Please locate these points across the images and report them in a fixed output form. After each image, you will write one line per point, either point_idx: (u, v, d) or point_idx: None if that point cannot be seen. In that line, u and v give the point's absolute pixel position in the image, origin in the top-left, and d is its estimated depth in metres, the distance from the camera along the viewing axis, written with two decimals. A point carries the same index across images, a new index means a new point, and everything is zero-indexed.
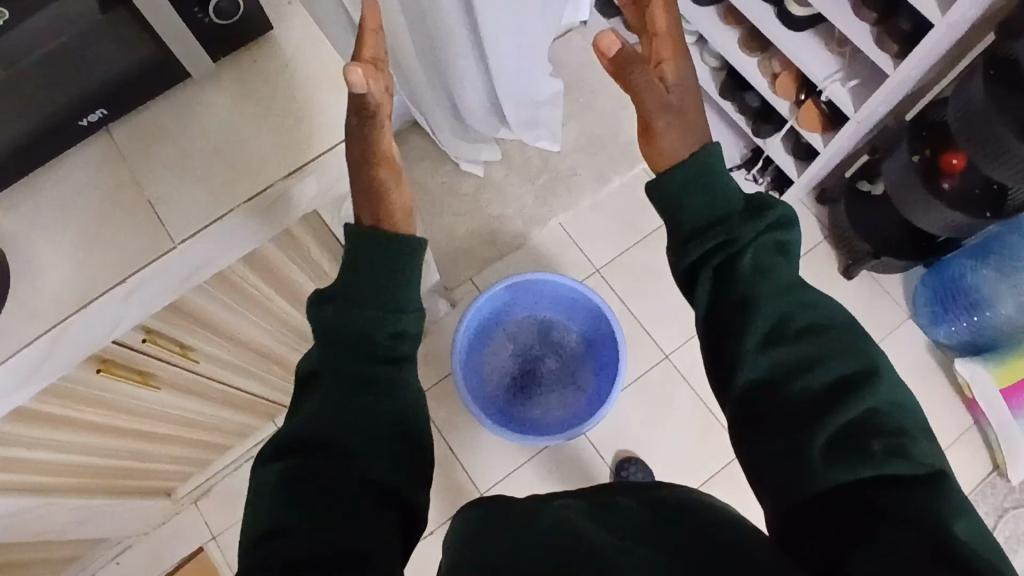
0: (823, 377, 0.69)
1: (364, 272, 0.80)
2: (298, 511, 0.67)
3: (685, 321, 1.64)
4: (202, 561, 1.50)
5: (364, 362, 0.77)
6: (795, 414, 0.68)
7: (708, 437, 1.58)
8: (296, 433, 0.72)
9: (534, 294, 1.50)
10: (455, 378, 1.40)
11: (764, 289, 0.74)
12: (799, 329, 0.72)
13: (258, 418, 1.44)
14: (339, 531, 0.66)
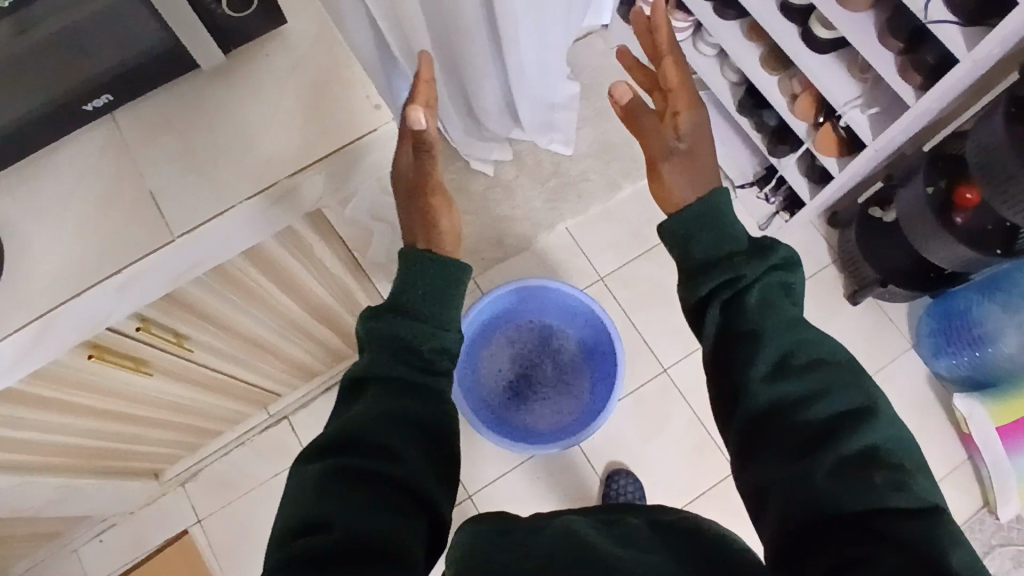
0: (825, 407, 0.67)
1: (413, 289, 0.80)
2: (335, 510, 0.65)
3: (686, 336, 1.62)
4: (185, 543, 1.49)
5: (404, 370, 0.76)
6: (797, 444, 0.66)
7: (701, 455, 1.57)
8: (341, 433, 0.71)
9: (536, 300, 1.49)
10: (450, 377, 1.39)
11: (770, 317, 0.73)
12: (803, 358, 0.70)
13: (250, 405, 1.44)
14: (372, 533, 0.64)
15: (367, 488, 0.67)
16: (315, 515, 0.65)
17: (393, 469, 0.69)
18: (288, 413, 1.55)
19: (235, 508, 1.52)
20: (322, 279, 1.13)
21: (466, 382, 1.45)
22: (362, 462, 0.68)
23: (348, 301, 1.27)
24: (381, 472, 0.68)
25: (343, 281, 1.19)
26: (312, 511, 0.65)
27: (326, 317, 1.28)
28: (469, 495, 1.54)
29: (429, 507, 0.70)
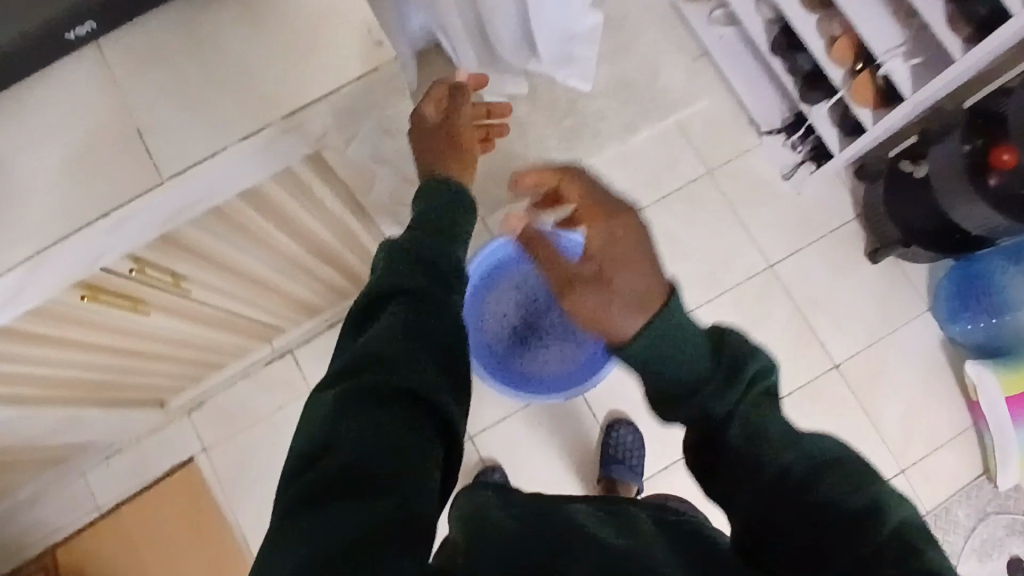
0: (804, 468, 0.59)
1: (426, 217, 0.79)
2: (359, 425, 0.60)
3: (697, 288, 1.58)
4: (191, 471, 1.53)
5: (425, 280, 0.72)
6: (777, 509, 0.58)
7: None
8: (360, 352, 0.66)
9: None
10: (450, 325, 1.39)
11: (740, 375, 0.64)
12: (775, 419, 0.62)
13: (253, 338, 1.43)
14: (379, 470, 0.57)
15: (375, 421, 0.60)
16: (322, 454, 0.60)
17: (405, 399, 0.63)
18: (292, 347, 1.56)
19: (239, 438, 1.54)
20: (321, 221, 1.09)
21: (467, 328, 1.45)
22: (384, 374, 0.64)
23: (349, 241, 1.23)
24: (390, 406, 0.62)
25: (344, 223, 1.15)
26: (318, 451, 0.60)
27: (327, 257, 1.25)
28: (470, 437, 1.55)
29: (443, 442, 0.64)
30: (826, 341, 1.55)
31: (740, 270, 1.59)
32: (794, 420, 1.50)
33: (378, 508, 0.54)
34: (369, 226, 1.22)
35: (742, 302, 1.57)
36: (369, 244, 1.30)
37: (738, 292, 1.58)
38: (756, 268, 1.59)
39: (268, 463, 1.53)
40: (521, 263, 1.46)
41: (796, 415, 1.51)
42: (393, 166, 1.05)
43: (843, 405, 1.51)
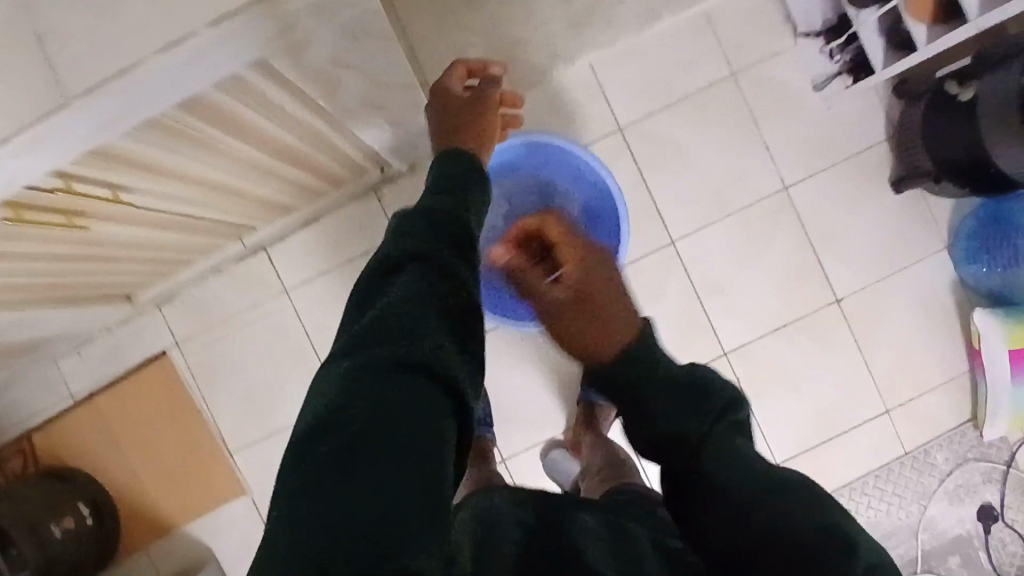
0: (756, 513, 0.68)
1: (459, 164, 0.77)
2: (390, 384, 0.55)
3: (702, 207, 1.46)
4: (161, 365, 1.49)
5: (464, 219, 0.69)
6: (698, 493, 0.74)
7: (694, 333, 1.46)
8: (387, 307, 0.59)
9: (546, 158, 1.34)
10: None
11: (701, 448, 0.75)
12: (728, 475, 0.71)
13: (219, 237, 1.34)
14: (402, 428, 0.53)
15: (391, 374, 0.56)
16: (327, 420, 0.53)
17: (433, 375, 0.57)
18: (265, 244, 1.47)
19: (210, 334, 1.49)
20: (282, 125, 0.96)
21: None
22: (421, 331, 0.58)
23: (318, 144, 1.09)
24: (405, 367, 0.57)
25: (310, 127, 1.01)
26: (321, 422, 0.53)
27: (294, 160, 1.13)
28: None
29: (455, 393, 0.58)
30: (832, 273, 1.46)
31: (750, 190, 1.46)
32: (784, 353, 1.45)
33: (409, 471, 0.50)
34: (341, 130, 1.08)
35: (749, 225, 1.46)
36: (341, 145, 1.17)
37: (745, 214, 1.46)
38: (768, 189, 1.46)
39: (240, 361, 1.49)
40: (517, 181, 1.36)
41: (788, 348, 1.45)
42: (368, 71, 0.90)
43: (839, 341, 1.45)
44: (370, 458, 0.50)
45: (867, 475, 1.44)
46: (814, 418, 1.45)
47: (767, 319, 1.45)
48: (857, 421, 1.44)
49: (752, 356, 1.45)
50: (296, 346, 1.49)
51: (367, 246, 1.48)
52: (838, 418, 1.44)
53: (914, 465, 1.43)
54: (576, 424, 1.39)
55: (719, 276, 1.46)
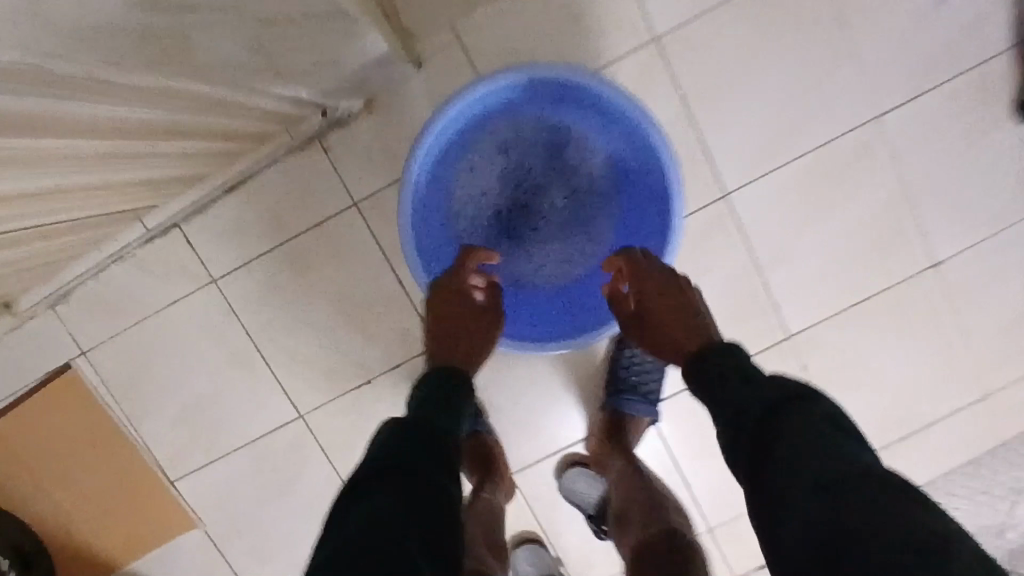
0: (857, 496, 0.55)
1: (425, 442, 0.70)
2: (374, 528, 0.60)
3: (764, 147, 1.09)
4: (69, 381, 1.15)
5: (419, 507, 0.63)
6: (788, 470, 0.59)
7: (748, 312, 1.14)
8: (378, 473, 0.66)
9: (567, 93, 0.93)
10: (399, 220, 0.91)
11: (791, 414, 0.63)
12: (823, 453, 0.59)
13: (105, 226, 0.96)
14: (414, 496, 0.64)
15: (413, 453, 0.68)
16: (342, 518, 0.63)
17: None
18: (178, 222, 1.09)
19: (126, 339, 1.15)
20: (122, 100, 0.58)
21: (422, 212, 0.96)
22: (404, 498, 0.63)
23: (198, 97, 0.71)
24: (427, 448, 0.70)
25: (176, 79, 0.64)
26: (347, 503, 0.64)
27: (176, 130, 0.75)
28: None
29: None
30: (931, 228, 1.12)
31: (829, 121, 1.08)
32: (861, 332, 1.15)
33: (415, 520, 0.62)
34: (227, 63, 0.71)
35: (826, 169, 1.10)
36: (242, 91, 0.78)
37: (822, 155, 1.09)
38: (853, 119, 1.08)
39: (171, 371, 1.16)
40: (524, 123, 0.97)
41: (866, 327, 1.15)
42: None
43: (932, 316, 1.14)
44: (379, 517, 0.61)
45: (950, 471, 1.20)
46: (891, 409, 1.18)
47: (842, 291, 1.14)
48: (946, 411, 1.17)
49: (821, 337, 1.15)
50: (237, 349, 1.13)
51: (318, 215, 1.08)
52: (923, 409, 1.17)
53: (1011, 458, 1.19)
54: (598, 437, 1.10)
55: (784, 239, 1.12)
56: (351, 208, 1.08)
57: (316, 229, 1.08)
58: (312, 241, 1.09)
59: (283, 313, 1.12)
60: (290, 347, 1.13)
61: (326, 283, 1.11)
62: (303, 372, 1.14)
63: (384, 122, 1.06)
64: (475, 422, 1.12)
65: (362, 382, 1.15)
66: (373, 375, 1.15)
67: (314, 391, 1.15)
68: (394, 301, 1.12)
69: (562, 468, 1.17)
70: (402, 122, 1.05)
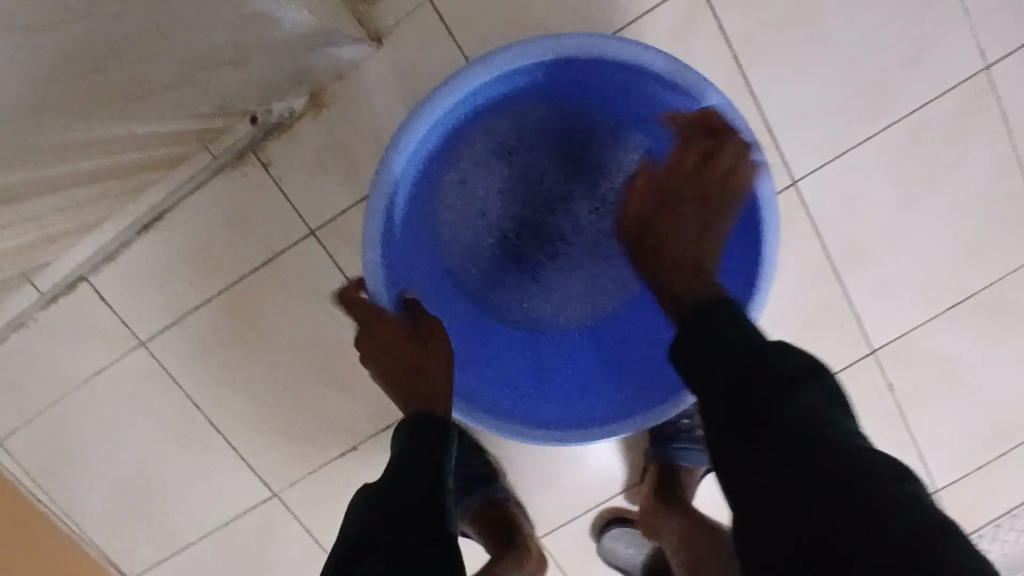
0: (827, 488, 0.42)
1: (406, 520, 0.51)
2: None
3: (841, 114, 0.84)
4: None
5: None
6: (757, 461, 0.46)
7: (823, 323, 0.91)
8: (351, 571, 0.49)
9: (594, 83, 0.71)
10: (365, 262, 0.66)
11: (800, 389, 0.46)
12: (786, 435, 0.45)
13: None
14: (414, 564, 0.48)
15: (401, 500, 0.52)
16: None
17: None
18: (85, 270, 0.83)
19: (41, 422, 0.90)
20: None
21: (403, 246, 0.73)
22: None
23: (33, 143, 0.47)
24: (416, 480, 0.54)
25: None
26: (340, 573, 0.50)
27: (18, 189, 0.52)
28: None
29: None
30: None
31: (924, 74, 0.83)
32: (963, 339, 0.91)
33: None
34: (72, 99, 0.47)
35: (921, 138, 0.84)
36: (117, 121, 0.54)
37: (914, 119, 0.84)
38: (955, 69, 0.83)
39: (104, 455, 0.91)
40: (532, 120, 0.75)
41: (972, 331, 0.91)
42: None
43: None
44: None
45: None
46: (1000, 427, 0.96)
47: (940, 290, 0.90)
48: None
49: (913, 347, 0.92)
50: (185, 421, 0.90)
51: (266, 248, 0.82)
52: None
53: None
54: (647, 492, 0.89)
55: (865, 230, 0.88)
56: (308, 237, 0.82)
57: (264, 266, 0.83)
58: (262, 283, 0.84)
59: (236, 373, 0.88)
60: (250, 414, 0.89)
61: (287, 333, 0.86)
62: (270, 443, 0.91)
63: (340, 122, 0.79)
64: (490, 488, 0.90)
65: (345, 449, 0.91)
66: (360, 440, 0.91)
67: (287, 464, 0.92)
68: None
69: (599, 528, 0.97)
70: (363, 119, 0.78)
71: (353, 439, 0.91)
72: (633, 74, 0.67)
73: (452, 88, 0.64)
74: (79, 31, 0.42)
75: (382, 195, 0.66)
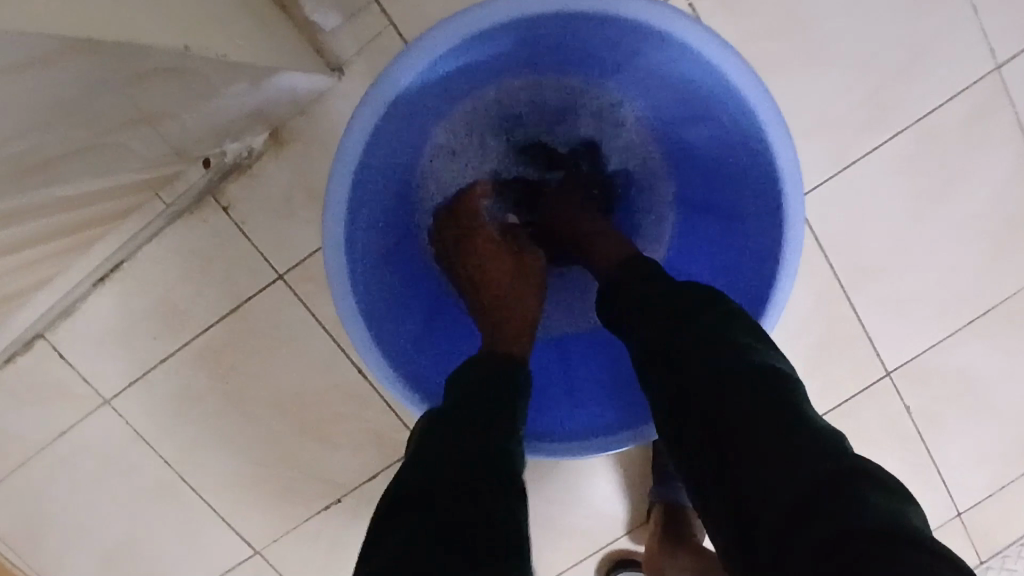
0: (753, 437, 0.40)
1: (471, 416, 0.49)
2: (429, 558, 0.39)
3: (842, 124, 0.78)
4: None
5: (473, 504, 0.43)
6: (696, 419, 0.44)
7: (837, 345, 0.85)
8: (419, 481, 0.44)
9: (563, 44, 0.67)
10: (325, 224, 0.60)
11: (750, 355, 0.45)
12: (711, 383, 0.44)
13: None
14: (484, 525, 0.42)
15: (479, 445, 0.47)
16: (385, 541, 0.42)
17: None
18: (43, 326, 0.77)
19: (4, 487, 0.85)
20: None
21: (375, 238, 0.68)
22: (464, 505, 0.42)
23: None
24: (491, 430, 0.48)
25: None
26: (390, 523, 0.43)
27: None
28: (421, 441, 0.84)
29: None
30: None
31: (929, 79, 0.78)
32: (983, 357, 0.86)
33: (485, 542, 0.41)
34: (19, 184, 0.40)
35: (930, 148, 0.79)
36: (51, 200, 0.48)
37: (921, 127, 0.79)
38: (960, 72, 0.78)
39: (73, 519, 0.86)
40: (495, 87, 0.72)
41: (995, 348, 0.85)
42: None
43: None
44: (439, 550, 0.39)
45: None
46: None
47: (956, 308, 0.84)
48: None
49: (933, 368, 0.86)
50: (159, 481, 0.84)
51: (232, 297, 0.77)
52: None
53: None
54: (651, 535, 0.83)
55: (874, 246, 0.82)
56: (276, 282, 0.76)
57: (231, 315, 0.78)
58: (230, 332, 0.78)
59: (210, 428, 0.82)
60: (227, 470, 0.84)
61: (261, 384, 0.81)
62: (250, 498, 0.85)
63: (306, 160, 0.73)
64: None
65: (329, 502, 0.86)
66: (346, 491, 0.85)
67: (269, 520, 0.86)
68: (353, 397, 0.81)
69: (604, 573, 0.91)
70: (328, 155, 0.73)
71: (340, 490, 0.85)
72: (613, 31, 0.62)
73: (413, 62, 0.58)
74: (18, 131, 0.35)
75: (350, 160, 0.59)
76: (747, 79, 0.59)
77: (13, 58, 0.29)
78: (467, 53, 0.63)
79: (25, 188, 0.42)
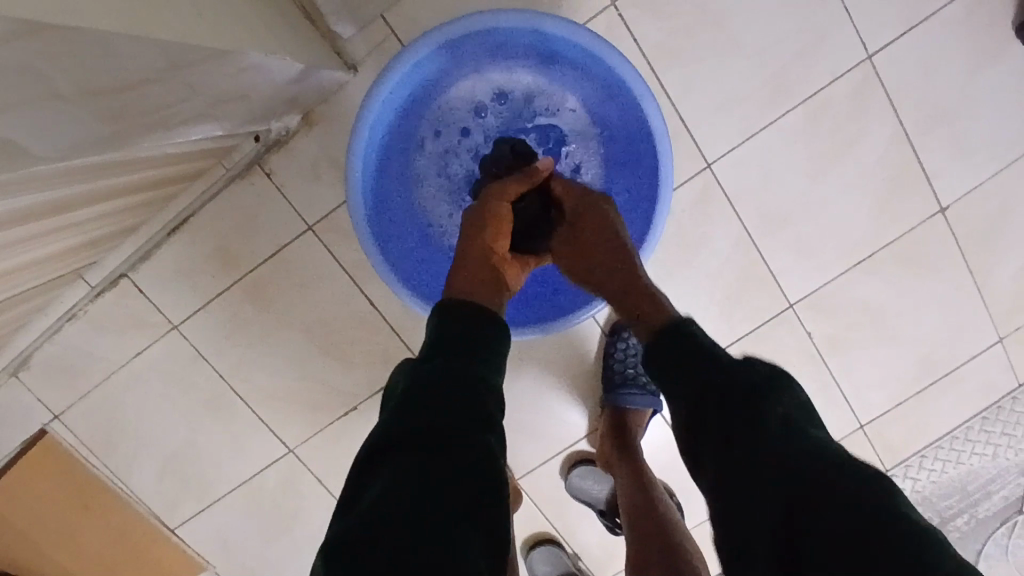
0: (855, 509, 0.49)
1: (447, 366, 0.60)
2: (393, 475, 0.53)
3: (744, 105, 1.00)
4: (48, 447, 1.07)
5: (428, 428, 0.56)
6: (729, 476, 0.57)
7: (749, 284, 1.07)
8: (397, 425, 0.57)
9: (528, 48, 0.87)
10: (348, 158, 0.84)
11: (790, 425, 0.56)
12: (778, 437, 0.55)
13: (42, 283, 0.88)
14: (438, 469, 0.54)
15: (445, 400, 0.57)
16: (363, 486, 0.54)
17: (392, 527, 0.49)
18: (124, 267, 1.00)
19: (91, 398, 1.07)
20: (16, 186, 0.52)
21: (378, 197, 0.89)
22: (424, 434, 0.55)
23: (93, 173, 0.65)
24: (454, 386, 0.59)
25: (70, 168, 0.59)
26: (368, 470, 0.56)
27: (71, 203, 0.70)
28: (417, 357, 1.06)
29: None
30: (930, 172, 1.03)
31: (810, 70, 1.00)
32: (866, 291, 1.08)
33: (438, 456, 0.54)
34: (142, 137, 0.64)
35: (816, 120, 1.01)
36: (151, 154, 0.72)
37: (806, 108, 1.01)
38: (835, 63, 1.00)
39: (146, 424, 1.09)
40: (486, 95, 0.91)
41: (874, 283, 1.07)
42: (72, 63, 0.44)
43: (944, 265, 1.07)
44: (413, 481, 0.52)
45: (970, 420, 1.14)
46: (912, 366, 1.11)
47: (847, 251, 1.06)
48: (965, 357, 1.11)
49: (826, 300, 1.08)
50: (213, 393, 1.07)
51: (272, 244, 1.00)
52: (943, 356, 1.11)
53: None
54: (603, 434, 1.05)
55: (775, 203, 1.04)
56: (306, 232, 0.99)
57: (271, 258, 1.01)
58: (270, 271, 1.01)
59: (253, 349, 1.05)
60: (266, 383, 1.07)
61: (294, 312, 1.03)
62: (285, 406, 1.08)
63: (328, 138, 0.96)
64: None
65: (348, 409, 1.09)
66: (361, 399, 1.08)
67: (299, 424, 1.09)
68: (365, 324, 1.04)
69: (568, 468, 1.13)
70: (345, 132, 0.96)
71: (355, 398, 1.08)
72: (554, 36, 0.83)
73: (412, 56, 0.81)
74: (150, 101, 0.59)
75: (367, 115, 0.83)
76: (629, 71, 0.83)
77: (161, 54, 0.53)
78: (448, 52, 0.85)
79: (144, 141, 0.66)
